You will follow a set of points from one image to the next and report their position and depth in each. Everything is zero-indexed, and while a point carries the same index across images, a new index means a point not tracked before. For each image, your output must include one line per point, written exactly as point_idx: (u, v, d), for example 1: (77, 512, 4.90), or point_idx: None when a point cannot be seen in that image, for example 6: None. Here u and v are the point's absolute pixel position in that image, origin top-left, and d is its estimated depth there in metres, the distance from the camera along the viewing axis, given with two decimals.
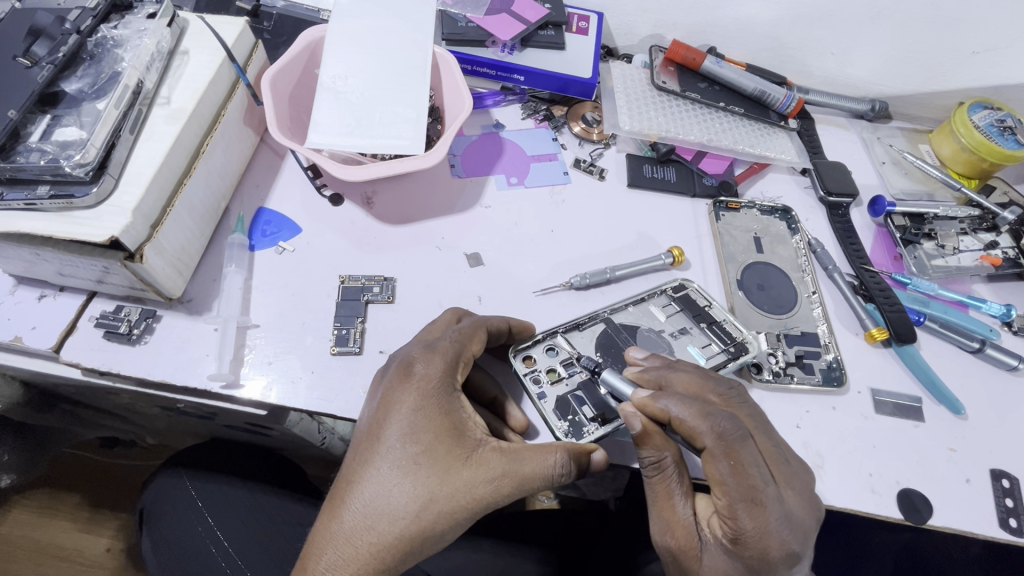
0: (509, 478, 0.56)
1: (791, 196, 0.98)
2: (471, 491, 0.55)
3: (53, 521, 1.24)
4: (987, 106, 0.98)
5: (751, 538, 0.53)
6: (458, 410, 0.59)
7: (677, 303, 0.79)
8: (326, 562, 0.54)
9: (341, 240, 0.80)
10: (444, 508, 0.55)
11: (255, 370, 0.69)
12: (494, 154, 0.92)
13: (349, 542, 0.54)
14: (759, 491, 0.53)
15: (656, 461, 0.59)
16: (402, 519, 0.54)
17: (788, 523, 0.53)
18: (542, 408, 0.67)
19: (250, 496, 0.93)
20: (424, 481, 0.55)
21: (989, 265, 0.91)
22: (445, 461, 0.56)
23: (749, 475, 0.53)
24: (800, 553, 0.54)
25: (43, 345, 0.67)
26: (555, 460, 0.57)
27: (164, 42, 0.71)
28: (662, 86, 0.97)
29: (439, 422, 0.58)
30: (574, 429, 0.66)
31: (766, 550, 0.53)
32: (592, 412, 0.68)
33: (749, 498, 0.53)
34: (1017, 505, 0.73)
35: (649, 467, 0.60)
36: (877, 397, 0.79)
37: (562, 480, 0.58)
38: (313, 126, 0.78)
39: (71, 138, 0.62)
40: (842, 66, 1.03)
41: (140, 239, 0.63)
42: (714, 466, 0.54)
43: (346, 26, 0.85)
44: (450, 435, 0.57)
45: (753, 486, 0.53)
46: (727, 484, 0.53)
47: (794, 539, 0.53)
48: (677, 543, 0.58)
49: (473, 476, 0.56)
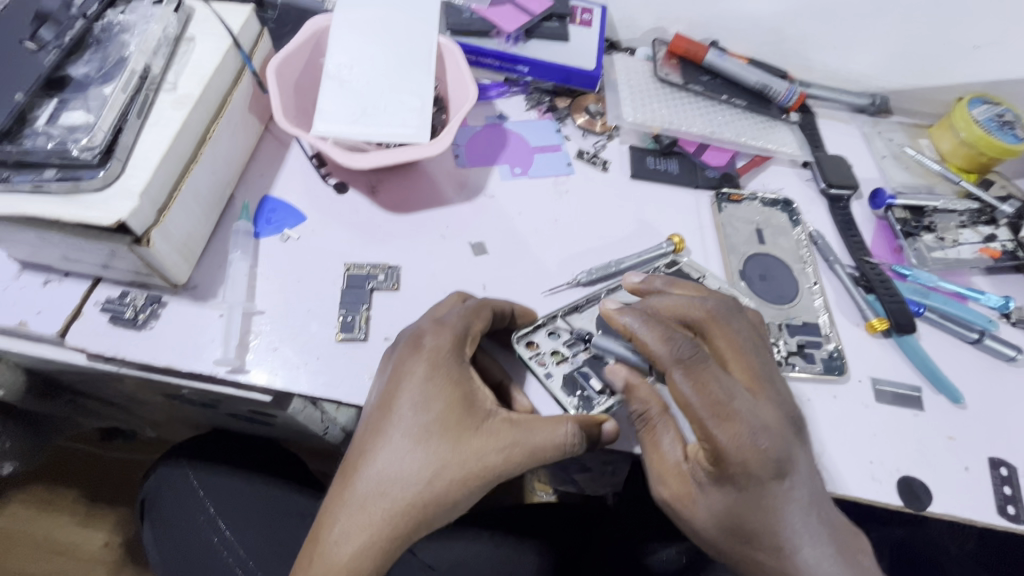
0: (520, 447, 0.57)
1: (793, 188, 0.97)
2: (482, 459, 0.56)
3: (53, 514, 1.24)
4: (987, 101, 0.99)
5: (729, 455, 0.53)
6: (468, 382, 0.59)
7: (669, 277, 0.81)
8: (339, 530, 0.54)
9: (345, 228, 0.81)
10: (455, 476, 0.55)
11: (260, 356, 0.69)
12: (498, 144, 0.93)
13: (362, 509, 0.55)
14: (726, 406, 0.53)
15: (642, 412, 0.61)
16: (414, 488, 0.55)
17: (762, 431, 0.53)
18: (550, 386, 0.69)
19: (253, 487, 0.93)
20: (436, 449, 0.56)
21: (988, 257, 0.92)
22: (457, 431, 0.57)
23: (712, 390, 0.54)
24: (782, 457, 0.54)
25: (48, 329, 0.67)
26: (565, 430, 0.57)
27: (171, 27, 0.71)
28: (665, 78, 0.98)
29: (450, 393, 0.58)
30: (584, 403, 0.68)
31: (746, 461, 0.53)
32: (599, 385, 0.69)
33: (717, 414, 0.53)
34: (1015, 493, 0.74)
35: (637, 419, 0.62)
36: (878, 386, 0.80)
37: (573, 451, 0.58)
38: (320, 115, 0.79)
39: (78, 122, 0.62)
40: (844, 60, 1.03)
41: (147, 223, 0.63)
42: (677, 388, 0.54)
43: (351, 16, 0.86)
44: (461, 407, 0.58)
45: (719, 402, 0.53)
46: (693, 405, 0.54)
47: (771, 446, 0.53)
48: (671, 493, 0.60)
49: (484, 445, 0.56)
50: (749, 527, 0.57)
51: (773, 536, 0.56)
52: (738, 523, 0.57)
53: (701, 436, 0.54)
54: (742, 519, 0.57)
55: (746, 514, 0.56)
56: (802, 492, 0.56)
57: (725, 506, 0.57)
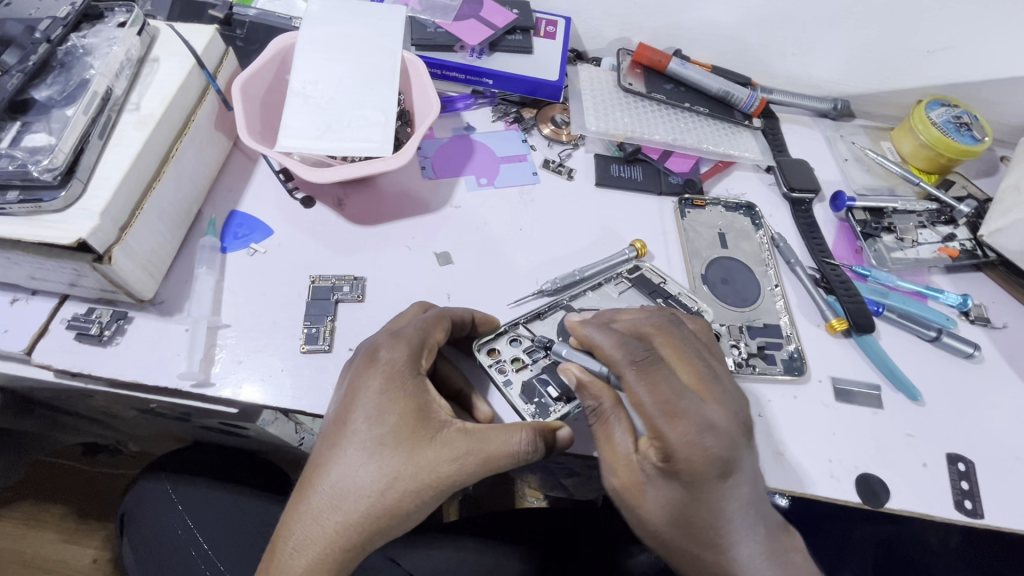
0: (473, 457, 0.58)
1: (756, 193, 0.99)
2: (435, 470, 0.57)
3: (38, 531, 1.24)
4: (944, 104, 1.02)
5: (678, 452, 0.54)
6: (423, 393, 0.61)
7: (631, 282, 0.82)
8: (295, 540, 0.56)
9: (312, 241, 0.82)
10: (408, 486, 0.57)
11: (226, 369, 0.71)
12: (464, 155, 0.95)
13: (316, 521, 0.56)
14: (677, 405, 0.55)
15: (595, 407, 0.62)
16: (368, 498, 0.56)
17: (710, 430, 0.54)
18: (508, 394, 0.70)
19: (232, 499, 0.94)
20: (389, 460, 0.57)
21: (947, 257, 0.94)
22: (410, 442, 0.58)
23: (665, 390, 0.55)
24: (728, 456, 0.55)
25: (15, 347, 0.69)
26: (518, 439, 0.58)
27: (134, 49, 0.73)
28: (628, 88, 1.00)
29: (404, 405, 0.59)
30: (541, 410, 0.69)
31: (694, 461, 0.54)
32: (556, 393, 0.70)
33: (667, 412, 0.54)
34: (972, 488, 0.76)
35: (590, 415, 0.62)
36: (838, 385, 0.82)
37: (528, 459, 0.59)
38: (284, 130, 0.80)
39: (41, 143, 0.64)
40: (804, 66, 1.06)
41: (109, 241, 0.65)
42: (632, 388, 0.56)
43: (316, 33, 0.87)
44: (416, 418, 0.59)
45: (671, 402, 0.55)
46: (646, 404, 0.55)
47: (722, 445, 0.55)
48: (621, 483, 0.60)
49: (437, 455, 0.57)
50: (698, 524, 0.58)
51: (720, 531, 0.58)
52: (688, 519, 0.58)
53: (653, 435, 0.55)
54: (689, 514, 0.58)
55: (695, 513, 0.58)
56: (746, 490, 0.58)
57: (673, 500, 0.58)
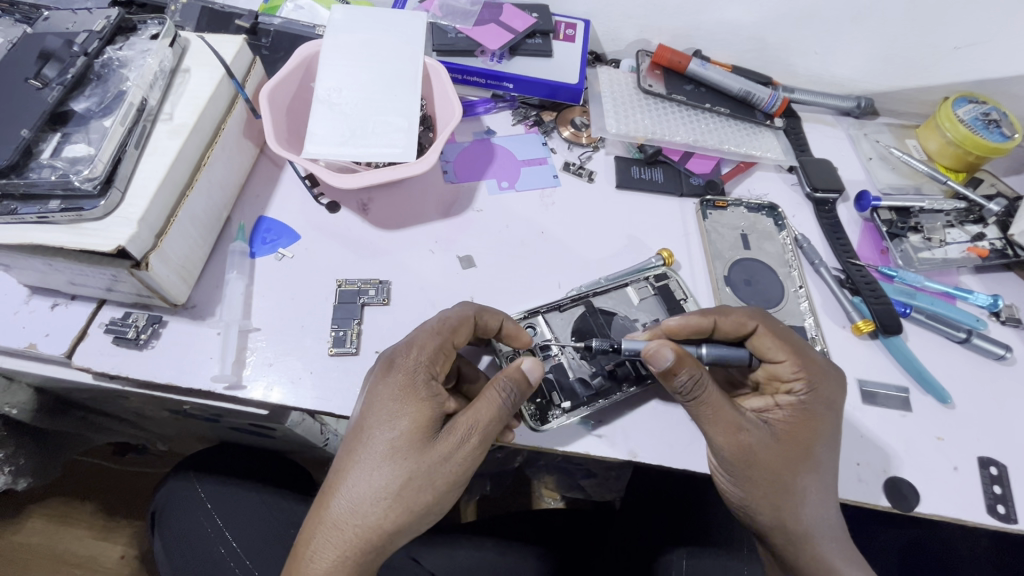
0: (474, 438, 0.59)
1: (779, 193, 0.99)
2: (445, 466, 0.59)
3: (72, 527, 1.28)
4: (972, 100, 1.00)
5: (817, 386, 0.68)
6: (434, 396, 0.62)
7: (655, 289, 0.82)
8: (316, 544, 0.58)
9: (338, 245, 0.84)
10: (421, 485, 0.58)
11: (257, 371, 0.72)
12: (486, 159, 0.95)
13: (337, 526, 0.58)
14: (802, 348, 0.69)
15: (695, 383, 0.62)
16: (383, 502, 0.58)
17: (827, 365, 0.69)
18: None
19: (257, 498, 0.95)
20: (402, 463, 0.58)
21: (976, 257, 0.93)
22: (422, 443, 0.59)
23: (792, 334, 0.70)
24: (840, 399, 0.68)
25: (56, 350, 0.71)
26: (499, 391, 0.60)
27: (167, 61, 0.75)
28: (648, 89, 1.00)
29: (416, 409, 0.60)
30: (541, 411, 0.72)
31: (826, 390, 0.68)
32: (560, 398, 0.73)
33: (802, 355, 0.68)
34: (1005, 492, 0.74)
35: (688, 395, 0.63)
36: (865, 388, 0.81)
37: (512, 411, 0.61)
38: (310, 137, 0.82)
39: (81, 154, 0.66)
40: (826, 65, 1.04)
41: (145, 247, 0.67)
42: (764, 341, 0.69)
43: (340, 41, 0.89)
44: (426, 419, 0.60)
45: (798, 346, 0.69)
46: (787, 345, 0.69)
47: (799, 379, 0.68)
48: (736, 443, 0.63)
49: (445, 450, 0.59)
50: (811, 451, 0.65)
51: (814, 463, 0.65)
52: (799, 447, 0.65)
53: (805, 381, 0.67)
54: (810, 440, 0.66)
55: (811, 438, 0.66)
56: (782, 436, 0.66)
57: (777, 438, 0.65)
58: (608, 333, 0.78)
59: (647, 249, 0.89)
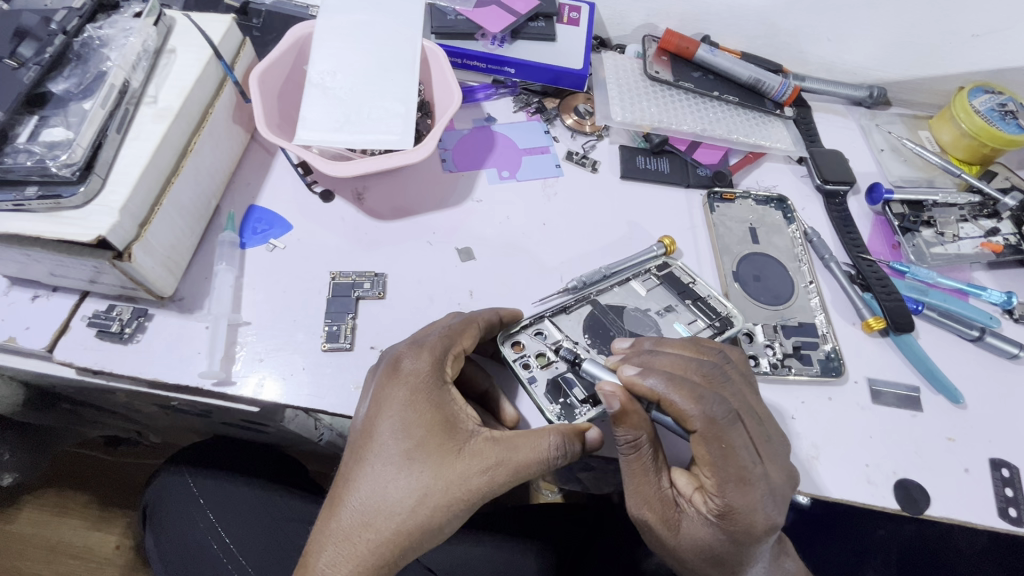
0: (502, 463, 0.57)
1: (788, 185, 0.96)
2: (467, 483, 0.56)
3: (62, 519, 1.25)
4: (989, 90, 0.96)
5: (739, 513, 0.55)
6: (448, 404, 0.60)
7: (660, 279, 0.80)
8: (326, 558, 0.55)
9: (333, 235, 0.81)
10: (442, 500, 0.55)
11: (247, 367, 0.70)
12: (486, 147, 0.92)
13: (348, 538, 0.55)
14: (748, 471, 0.55)
15: (632, 440, 0.59)
16: (400, 514, 0.55)
17: (772, 498, 0.56)
18: (534, 392, 0.69)
19: (249, 492, 0.93)
20: (419, 475, 0.56)
21: (989, 253, 0.90)
22: (439, 454, 0.57)
23: (738, 455, 0.55)
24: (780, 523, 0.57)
25: (37, 344, 0.68)
26: (548, 443, 0.57)
27: (151, 40, 0.71)
28: (655, 76, 0.96)
29: (429, 416, 0.58)
30: (566, 411, 0.68)
31: (752, 524, 0.56)
32: (583, 394, 0.69)
33: (738, 478, 0.55)
34: (1017, 495, 0.72)
35: (625, 446, 0.60)
36: (874, 386, 0.79)
37: (557, 462, 0.58)
38: (302, 123, 0.78)
39: (59, 138, 0.62)
40: (839, 52, 1.00)
41: (128, 238, 0.64)
42: (704, 448, 0.55)
43: (334, 22, 0.85)
44: (443, 428, 0.58)
45: (742, 466, 0.55)
46: (717, 465, 0.55)
47: (734, 504, 0.55)
48: (644, 513, 0.61)
49: (468, 468, 0.56)
50: (716, 554, 0.60)
51: (716, 560, 0.61)
52: (701, 549, 0.60)
53: (722, 507, 0.56)
54: (717, 548, 0.59)
55: (719, 548, 0.59)
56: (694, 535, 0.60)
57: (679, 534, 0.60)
58: (621, 326, 0.75)
59: (650, 243, 0.86)
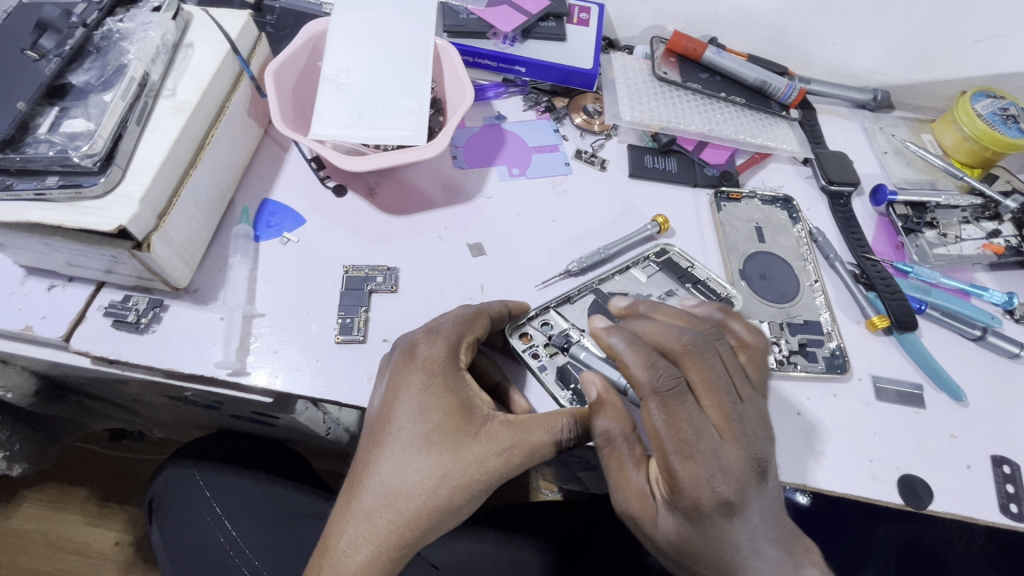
0: (518, 444, 0.58)
1: (793, 185, 0.97)
2: (484, 464, 0.57)
3: (64, 513, 1.26)
4: (990, 95, 0.98)
5: (683, 489, 0.53)
6: (464, 389, 0.61)
7: (659, 265, 0.82)
8: (347, 538, 0.56)
9: (345, 230, 0.81)
10: (460, 481, 0.57)
11: (261, 358, 0.70)
12: (496, 146, 0.93)
13: (370, 520, 0.56)
14: (691, 443, 0.53)
15: (606, 434, 0.59)
16: (420, 495, 0.56)
17: (721, 473, 0.52)
18: (544, 380, 0.71)
19: (256, 486, 0.93)
20: (438, 457, 0.57)
21: (991, 254, 0.91)
22: (456, 436, 0.58)
23: (682, 423, 0.53)
24: (735, 503, 0.53)
25: (53, 333, 0.69)
26: (562, 426, 0.59)
27: (169, 34, 0.72)
28: (663, 77, 0.98)
29: (446, 400, 0.59)
30: (578, 396, 0.70)
31: (698, 499, 0.53)
32: None
33: (682, 449, 0.53)
34: (1018, 491, 0.74)
35: (599, 439, 0.59)
36: (877, 383, 0.80)
37: (569, 444, 0.61)
38: (317, 118, 0.79)
39: (80, 129, 0.63)
40: (844, 56, 1.02)
41: (147, 228, 0.65)
42: (650, 415, 0.54)
43: (348, 19, 0.86)
44: (460, 413, 0.59)
45: (685, 437, 0.53)
46: (662, 434, 0.53)
47: (681, 479, 0.53)
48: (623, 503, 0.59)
49: (485, 450, 0.57)
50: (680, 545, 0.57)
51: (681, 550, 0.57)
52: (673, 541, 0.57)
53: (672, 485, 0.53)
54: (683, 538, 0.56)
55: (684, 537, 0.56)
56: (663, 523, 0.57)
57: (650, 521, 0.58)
58: None
59: (645, 222, 0.89)
